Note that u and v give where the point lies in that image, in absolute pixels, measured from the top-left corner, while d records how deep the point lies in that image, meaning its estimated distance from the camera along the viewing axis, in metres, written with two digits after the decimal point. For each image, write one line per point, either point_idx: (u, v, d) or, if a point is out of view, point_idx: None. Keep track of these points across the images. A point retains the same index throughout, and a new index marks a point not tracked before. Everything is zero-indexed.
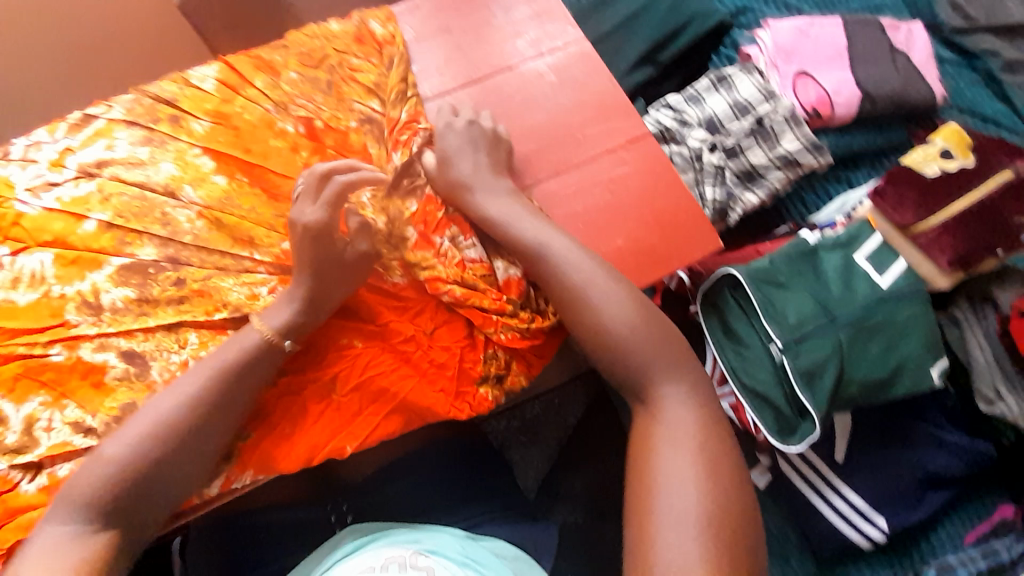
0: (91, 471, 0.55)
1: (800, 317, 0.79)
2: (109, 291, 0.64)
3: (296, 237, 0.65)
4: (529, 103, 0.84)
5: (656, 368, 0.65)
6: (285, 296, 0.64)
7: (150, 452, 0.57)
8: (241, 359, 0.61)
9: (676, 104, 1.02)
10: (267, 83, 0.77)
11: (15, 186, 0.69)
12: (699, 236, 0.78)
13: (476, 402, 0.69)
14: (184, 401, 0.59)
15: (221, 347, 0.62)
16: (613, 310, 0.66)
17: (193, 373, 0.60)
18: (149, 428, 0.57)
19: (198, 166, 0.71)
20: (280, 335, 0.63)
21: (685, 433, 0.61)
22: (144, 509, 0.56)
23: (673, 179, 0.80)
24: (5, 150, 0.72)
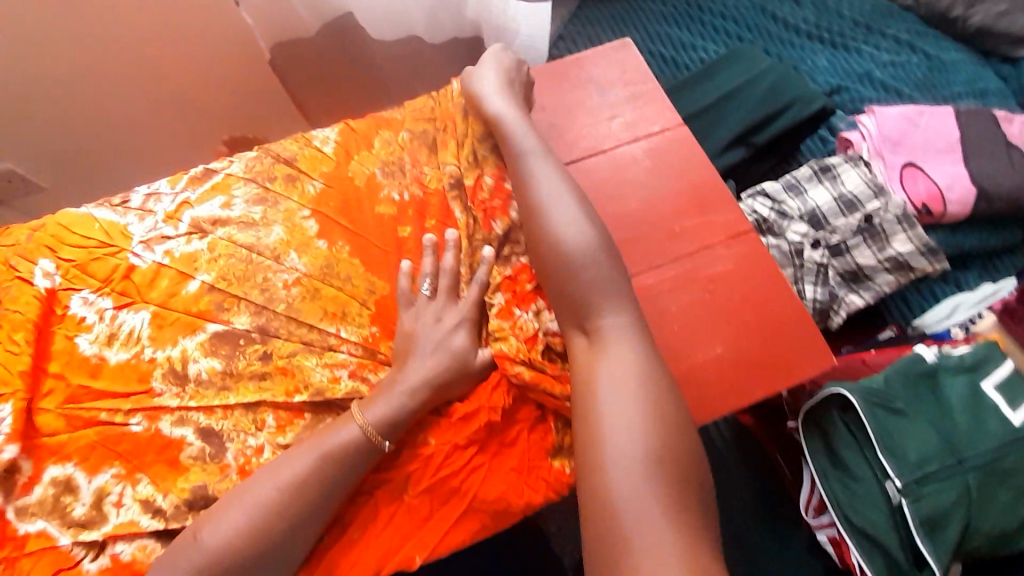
0: (183, 558, 0.53)
1: (923, 455, 0.71)
2: (197, 361, 0.63)
3: (412, 341, 0.65)
4: (622, 188, 0.80)
5: (601, 297, 0.63)
6: (385, 388, 0.62)
7: (241, 547, 0.54)
8: (341, 456, 0.58)
9: (774, 192, 0.94)
10: (384, 141, 0.78)
11: (131, 237, 0.69)
12: (810, 350, 0.70)
13: (552, 478, 0.62)
14: (281, 492, 0.56)
15: (318, 437, 0.59)
16: (573, 233, 0.65)
17: (294, 468, 0.57)
18: (242, 522, 0.55)
19: (304, 229, 0.70)
20: (378, 436, 0.59)
21: (624, 371, 0.59)
22: None
23: (778, 282, 0.73)
24: (125, 197, 0.72)
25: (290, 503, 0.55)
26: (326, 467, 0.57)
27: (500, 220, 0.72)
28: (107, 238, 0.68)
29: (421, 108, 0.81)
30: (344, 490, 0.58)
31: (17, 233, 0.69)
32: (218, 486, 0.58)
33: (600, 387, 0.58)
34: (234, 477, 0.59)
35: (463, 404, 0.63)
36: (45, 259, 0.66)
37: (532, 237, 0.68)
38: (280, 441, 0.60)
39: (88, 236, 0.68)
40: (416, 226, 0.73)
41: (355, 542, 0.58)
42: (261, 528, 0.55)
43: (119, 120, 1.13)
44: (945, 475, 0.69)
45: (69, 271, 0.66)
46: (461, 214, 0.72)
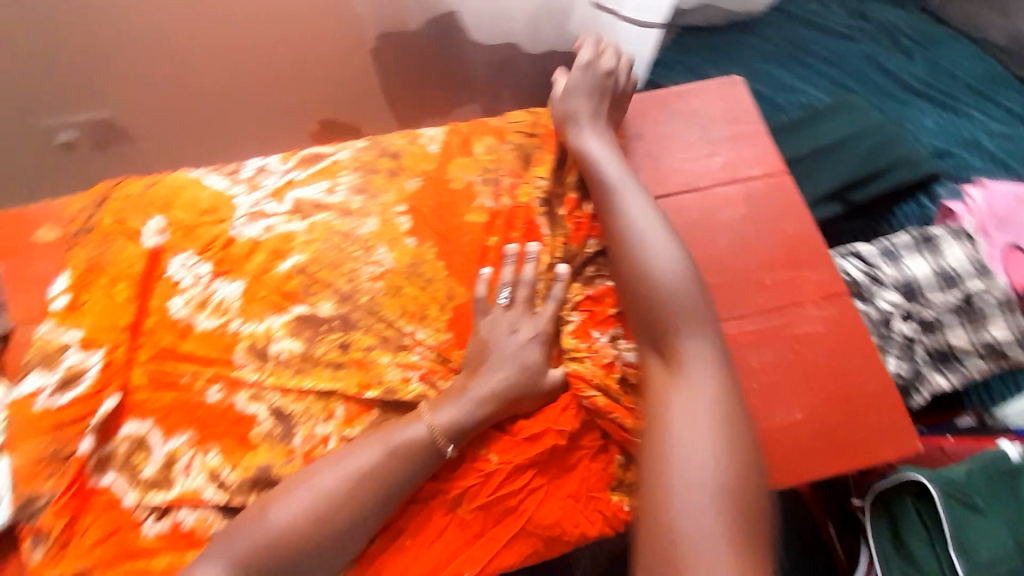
0: (247, 530, 0.54)
1: (995, 558, 0.66)
2: (279, 340, 0.64)
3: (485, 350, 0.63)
4: (714, 229, 0.76)
5: (684, 324, 0.60)
6: (455, 392, 0.61)
7: (300, 530, 0.54)
8: (408, 453, 0.57)
9: (868, 254, 0.90)
10: (486, 148, 0.77)
11: (236, 208, 0.71)
12: (892, 431, 0.67)
13: (609, 514, 0.59)
14: (345, 479, 0.56)
15: (387, 429, 0.59)
16: (661, 261, 0.62)
17: (362, 459, 0.57)
18: (308, 503, 0.55)
19: (396, 225, 0.71)
20: (447, 438, 0.58)
21: (702, 400, 0.56)
22: None
23: (869, 355, 0.70)
24: (237, 168, 0.75)
25: (355, 494, 0.55)
26: (391, 460, 0.57)
27: (596, 241, 0.71)
28: (214, 206, 0.71)
29: (522, 120, 0.80)
30: (406, 487, 0.57)
31: (127, 188, 0.73)
32: (282, 468, 0.59)
33: (672, 411, 0.56)
34: (298, 461, 0.59)
35: (530, 423, 0.61)
36: (155, 219, 0.70)
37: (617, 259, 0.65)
38: (346, 433, 0.61)
39: (196, 202, 0.71)
40: (503, 237, 0.71)
41: (405, 549, 0.57)
42: (324, 514, 0.54)
43: (214, 87, 1.18)
44: None
45: (173, 233, 0.69)
46: (549, 231, 0.71)
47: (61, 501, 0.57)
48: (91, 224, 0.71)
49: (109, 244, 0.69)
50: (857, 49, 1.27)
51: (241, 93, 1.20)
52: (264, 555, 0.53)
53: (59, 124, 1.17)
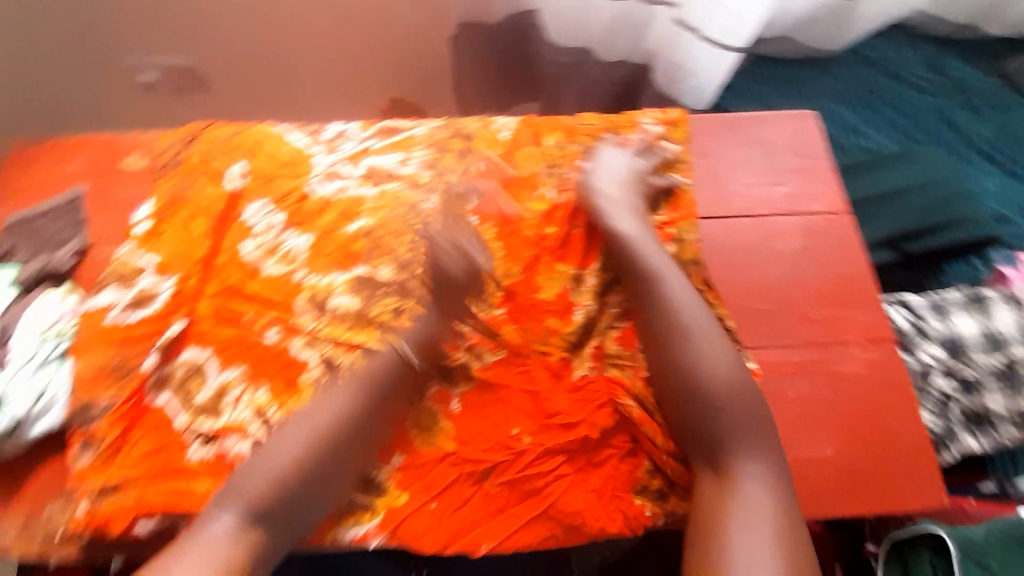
0: (246, 470, 0.54)
1: None
2: (338, 295, 0.67)
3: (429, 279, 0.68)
4: (768, 256, 0.77)
5: (740, 432, 0.57)
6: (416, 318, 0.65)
7: (298, 460, 0.55)
8: (381, 370, 0.61)
9: (916, 306, 0.90)
10: (556, 143, 0.79)
11: (313, 166, 0.74)
12: (921, 482, 0.66)
13: (631, 515, 0.60)
14: (331, 409, 0.58)
15: (364, 364, 0.62)
16: (717, 359, 0.59)
17: (344, 385, 0.60)
18: (302, 433, 0.56)
19: (459, 203, 0.73)
20: (414, 352, 0.63)
21: (762, 516, 0.52)
22: (292, 519, 0.53)
23: (907, 403, 0.70)
24: (317, 129, 0.78)
25: (344, 416, 0.58)
26: (369, 381, 0.60)
27: None
28: (293, 160, 0.75)
29: (595, 123, 0.81)
30: (391, 405, 0.60)
31: (215, 131, 0.77)
32: None
33: (728, 527, 0.51)
34: None
35: (565, 413, 0.63)
36: (237, 165, 0.74)
37: (658, 354, 0.61)
38: None
39: (275, 155, 0.75)
40: (562, 229, 0.73)
41: (429, 512, 0.58)
42: (320, 440, 0.56)
43: (291, 50, 1.22)
44: None
45: (252, 179, 0.73)
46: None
47: (116, 413, 0.60)
48: (176, 160, 0.76)
49: (191, 180, 0.73)
50: (937, 103, 1.18)
51: (315, 58, 1.23)
52: (269, 488, 0.53)
53: (142, 64, 1.20)
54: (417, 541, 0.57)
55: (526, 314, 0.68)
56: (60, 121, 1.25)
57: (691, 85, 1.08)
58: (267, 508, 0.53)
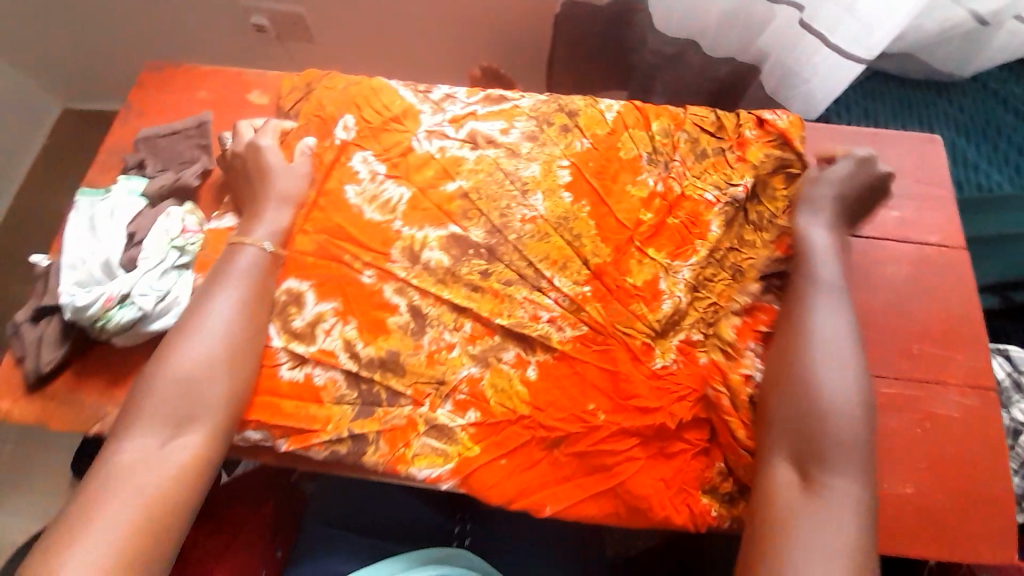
0: (143, 391, 0.59)
1: None
2: (432, 250, 0.69)
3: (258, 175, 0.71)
4: (868, 281, 0.74)
5: (838, 455, 0.56)
6: (260, 217, 0.69)
7: (183, 371, 0.60)
8: (233, 269, 0.65)
9: (1020, 360, 0.83)
10: (662, 129, 0.77)
11: (419, 123, 0.76)
12: (1002, 537, 0.63)
13: (694, 511, 0.61)
14: (197, 318, 0.62)
15: (219, 272, 0.65)
16: (844, 389, 0.58)
17: (204, 293, 0.64)
18: (170, 345, 0.61)
19: (556, 176, 0.73)
20: (262, 245, 0.67)
21: (842, 533, 0.53)
22: (192, 420, 0.59)
23: (998, 455, 0.66)
24: (428, 89, 0.79)
25: (205, 313, 0.63)
26: (220, 280, 0.65)
27: None
28: (401, 115, 0.76)
29: (704, 116, 0.78)
30: (246, 296, 0.64)
31: (330, 79, 0.80)
32: (408, 358, 0.65)
33: (799, 530, 0.53)
34: (422, 357, 0.65)
35: (645, 398, 0.63)
36: (350, 116, 0.76)
37: (784, 358, 0.62)
38: (468, 349, 0.65)
39: (386, 108, 0.76)
40: (657, 216, 0.72)
41: (500, 467, 0.61)
42: (187, 342, 0.61)
43: (396, 9, 1.23)
44: None
45: (363, 131, 0.75)
46: (719, 230, 0.71)
47: None
48: (292, 101, 0.79)
49: (305, 121, 0.76)
50: None
51: (417, 19, 1.24)
52: (167, 403, 0.59)
53: (255, 7, 1.23)
54: (485, 491, 0.61)
55: (614, 293, 0.68)
56: (170, 52, 1.31)
57: (803, 92, 0.97)
58: (171, 418, 0.58)
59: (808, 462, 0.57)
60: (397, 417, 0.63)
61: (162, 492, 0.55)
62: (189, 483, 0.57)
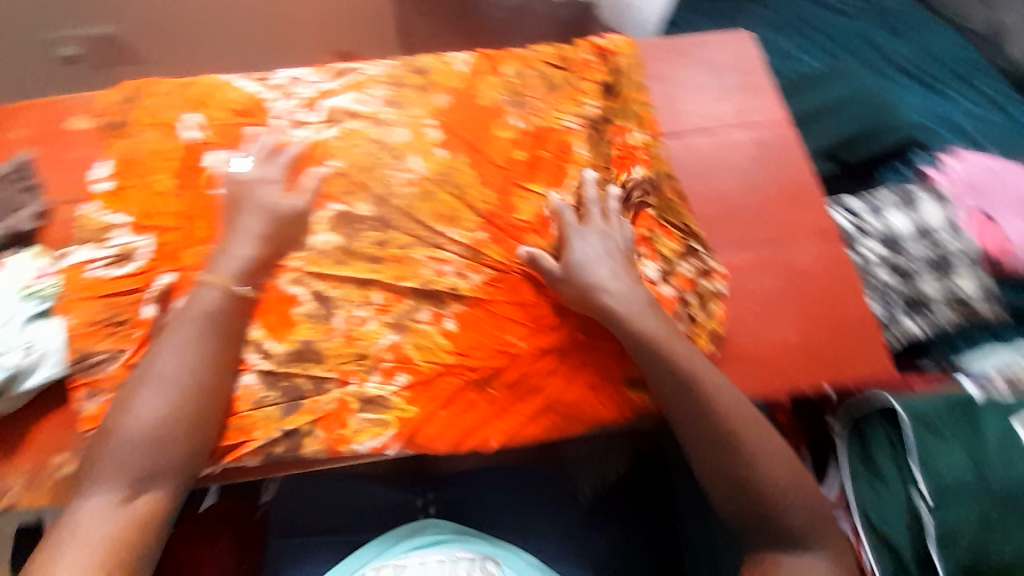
0: (105, 441, 0.56)
1: (952, 471, 0.73)
2: (319, 235, 0.68)
3: (251, 208, 0.67)
4: (726, 169, 0.82)
5: (787, 535, 0.62)
6: (226, 249, 0.64)
7: (151, 419, 0.56)
8: (200, 310, 0.61)
9: (856, 209, 0.98)
10: (516, 72, 0.80)
11: (269, 111, 0.73)
12: (870, 352, 0.75)
13: (624, 404, 0.66)
14: (155, 361, 0.58)
15: (185, 306, 0.61)
16: (763, 470, 0.63)
17: (164, 335, 0.60)
18: (137, 394, 0.57)
19: (425, 135, 0.74)
20: (234, 283, 0.62)
21: None
22: (157, 469, 0.56)
23: (855, 287, 0.78)
24: (269, 76, 0.76)
25: (171, 361, 0.58)
26: (190, 321, 0.60)
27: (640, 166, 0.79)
28: (248, 108, 0.73)
29: (551, 53, 0.82)
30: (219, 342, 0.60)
31: (154, 86, 0.74)
32: (323, 344, 0.64)
33: None
34: (339, 339, 0.64)
35: (557, 318, 0.67)
36: (192, 115, 0.72)
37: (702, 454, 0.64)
38: (383, 319, 0.65)
39: (228, 103, 0.73)
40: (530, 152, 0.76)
41: (440, 418, 0.63)
42: (155, 393, 0.57)
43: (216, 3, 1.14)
44: (968, 493, 0.72)
45: (211, 129, 0.72)
46: (585, 151, 0.78)
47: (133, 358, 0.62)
48: (125, 118, 0.72)
49: (141, 133, 0.71)
50: (854, 26, 1.27)
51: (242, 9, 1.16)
52: (129, 458, 0.55)
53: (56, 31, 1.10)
54: (433, 443, 0.62)
55: (507, 233, 0.70)
56: None
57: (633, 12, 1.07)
58: (137, 469, 0.55)
59: (767, 549, 0.62)
60: (328, 402, 0.62)
61: (108, 552, 0.52)
62: (143, 538, 0.54)
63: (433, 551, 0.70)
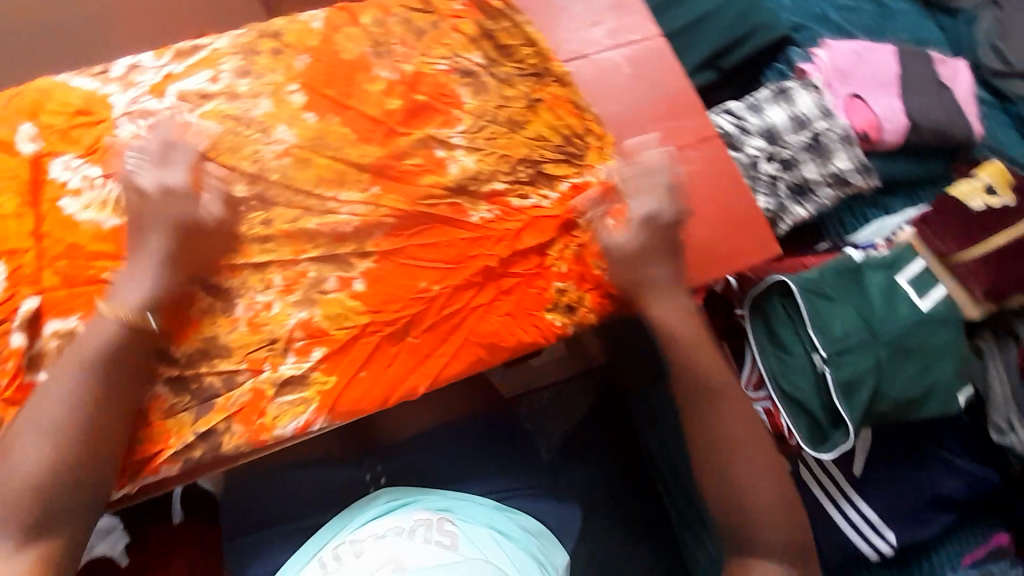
0: None
1: (845, 330, 0.81)
2: (198, 227, 0.65)
3: (156, 226, 0.64)
4: (604, 90, 0.84)
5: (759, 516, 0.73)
6: (129, 276, 0.62)
7: (45, 466, 0.57)
8: (101, 349, 0.60)
9: (736, 110, 1.04)
10: (374, 20, 0.76)
11: (113, 106, 0.69)
12: (760, 240, 0.80)
13: (543, 328, 0.69)
14: (47, 411, 0.58)
15: (80, 341, 0.60)
16: (745, 464, 0.74)
17: (56, 373, 0.59)
18: (32, 437, 0.58)
19: (290, 102, 0.71)
20: (139, 317, 0.60)
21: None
22: (58, 513, 0.58)
23: (739, 180, 0.82)
24: (106, 68, 0.71)
25: (72, 402, 0.58)
26: (90, 360, 0.59)
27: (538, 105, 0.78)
28: (88, 107, 0.68)
29: None
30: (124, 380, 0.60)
31: None
32: (230, 336, 0.63)
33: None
34: (243, 328, 0.63)
35: (470, 258, 0.69)
36: (26, 124, 0.67)
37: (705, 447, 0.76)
38: (288, 300, 0.65)
39: (68, 105, 0.68)
40: (406, 99, 0.73)
41: (362, 379, 0.64)
42: (54, 434, 0.58)
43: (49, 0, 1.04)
44: (859, 348, 0.80)
45: (49, 137, 0.67)
46: (470, 98, 0.75)
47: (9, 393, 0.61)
48: None
49: None
50: None
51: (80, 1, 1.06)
52: (21, 504, 0.57)
53: None
54: (358, 405, 0.64)
55: (401, 182, 0.70)
56: None
57: None
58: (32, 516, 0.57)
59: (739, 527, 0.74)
60: (241, 395, 0.62)
61: None
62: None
63: (388, 522, 0.72)
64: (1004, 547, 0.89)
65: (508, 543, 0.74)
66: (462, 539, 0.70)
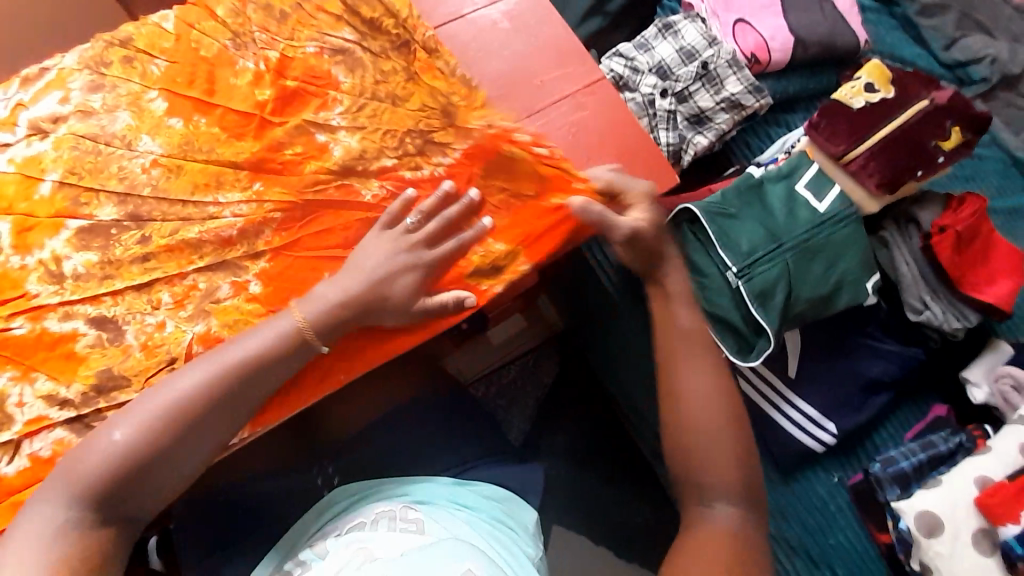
0: (89, 455, 0.54)
1: (751, 244, 0.85)
2: (70, 258, 0.62)
3: (388, 262, 0.65)
4: (483, 50, 0.83)
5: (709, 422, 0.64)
6: (325, 296, 0.62)
7: (159, 437, 0.55)
8: (269, 351, 0.60)
9: (627, 51, 1.06)
10: (229, 11, 0.73)
11: None
12: (658, 172, 0.82)
13: None
14: (196, 384, 0.57)
15: (256, 330, 0.61)
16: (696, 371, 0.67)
17: (225, 349, 0.59)
18: (161, 411, 0.56)
19: (153, 111, 0.67)
20: (316, 337, 0.61)
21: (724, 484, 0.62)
22: (147, 488, 0.55)
23: (631, 117, 0.83)
24: None
25: (213, 396, 0.57)
26: (260, 361, 0.59)
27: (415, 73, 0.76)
28: None
29: None
30: (270, 386, 0.61)
31: None
32: (123, 365, 0.60)
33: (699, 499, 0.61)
34: (138, 354, 0.60)
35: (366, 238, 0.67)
36: None
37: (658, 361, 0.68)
38: (180, 317, 0.62)
39: None
40: (276, 87, 0.71)
41: None
42: (173, 420, 0.55)
43: None
44: (767, 258, 0.84)
45: None
46: (347, 77, 0.73)
47: None
48: None
49: None
50: None
51: None
52: (114, 472, 0.53)
53: None
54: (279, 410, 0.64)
55: (284, 174, 0.68)
56: None
57: None
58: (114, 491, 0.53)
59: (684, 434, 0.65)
60: None
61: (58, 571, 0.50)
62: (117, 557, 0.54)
63: (349, 519, 0.70)
64: (944, 417, 0.94)
65: (472, 513, 0.73)
66: (427, 521, 0.69)
